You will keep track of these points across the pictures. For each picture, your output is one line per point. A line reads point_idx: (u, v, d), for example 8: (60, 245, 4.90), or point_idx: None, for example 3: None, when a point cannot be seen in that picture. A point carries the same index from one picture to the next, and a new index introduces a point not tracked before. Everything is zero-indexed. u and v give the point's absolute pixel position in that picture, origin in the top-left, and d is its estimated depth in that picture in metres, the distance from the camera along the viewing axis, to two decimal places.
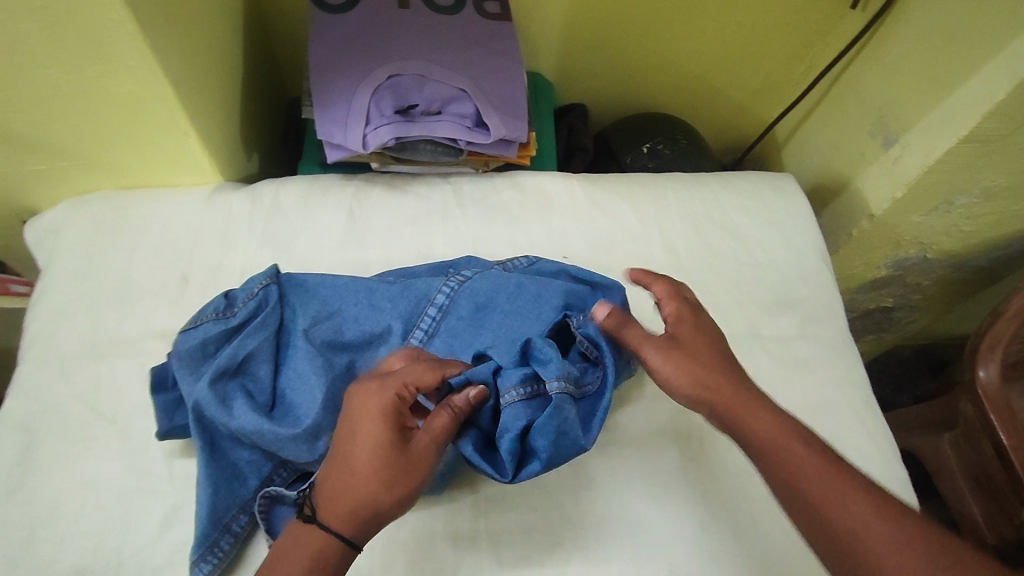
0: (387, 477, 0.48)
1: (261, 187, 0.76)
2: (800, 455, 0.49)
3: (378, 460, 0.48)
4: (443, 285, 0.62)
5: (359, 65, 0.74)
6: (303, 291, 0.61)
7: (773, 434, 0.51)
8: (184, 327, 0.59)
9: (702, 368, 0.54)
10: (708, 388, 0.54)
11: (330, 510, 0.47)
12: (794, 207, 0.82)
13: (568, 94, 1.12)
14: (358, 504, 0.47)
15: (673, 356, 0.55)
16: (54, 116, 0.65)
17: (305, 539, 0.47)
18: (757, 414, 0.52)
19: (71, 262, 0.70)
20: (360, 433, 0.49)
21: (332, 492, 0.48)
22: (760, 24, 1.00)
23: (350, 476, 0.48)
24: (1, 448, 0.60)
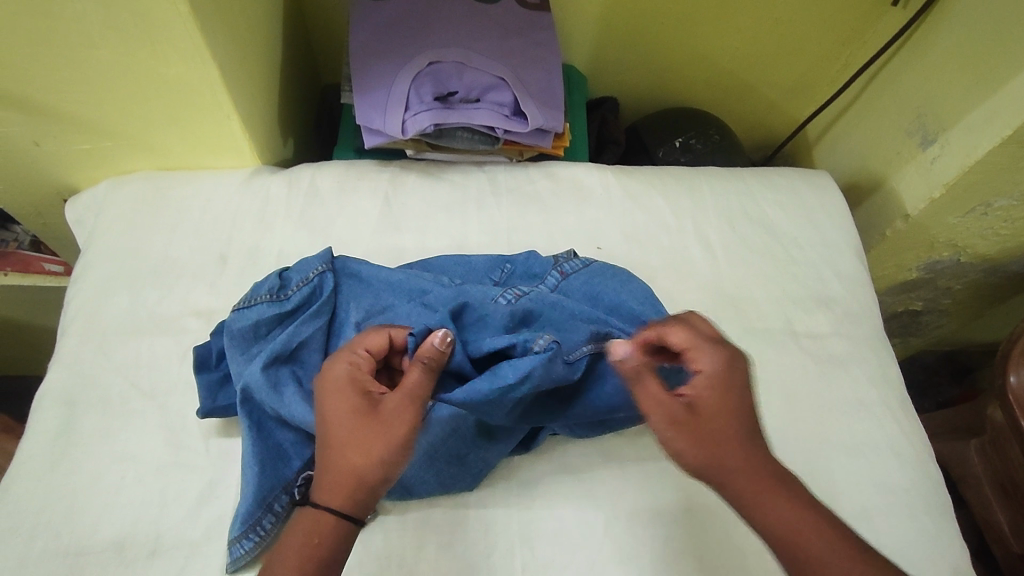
0: (356, 447, 0.46)
1: (299, 170, 0.76)
2: (822, 552, 0.43)
3: (347, 431, 0.47)
4: (501, 296, 0.60)
5: (399, 52, 0.75)
6: (358, 282, 0.62)
7: (797, 529, 0.44)
8: (237, 305, 0.59)
9: (721, 444, 0.46)
10: (716, 464, 0.46)
11: (321, 489, 0.46)
12: (829, 204, 0.81)
13: (599, 87, 1.12)
14: (345, 476, 0.46)
15: (688, 426, 0.46)
16: (101, 96, 0.65)
17: (303, 522, 0.46)
18: (775, 502, 0.45)
19: (112, 239, 0.71)
20: (330, 405, 0.48)
21: (326, 470, 0.47)
22: (799, 22, 0.99)
23: (334, 451, 0.47)
24: (42, 418, 0.60)
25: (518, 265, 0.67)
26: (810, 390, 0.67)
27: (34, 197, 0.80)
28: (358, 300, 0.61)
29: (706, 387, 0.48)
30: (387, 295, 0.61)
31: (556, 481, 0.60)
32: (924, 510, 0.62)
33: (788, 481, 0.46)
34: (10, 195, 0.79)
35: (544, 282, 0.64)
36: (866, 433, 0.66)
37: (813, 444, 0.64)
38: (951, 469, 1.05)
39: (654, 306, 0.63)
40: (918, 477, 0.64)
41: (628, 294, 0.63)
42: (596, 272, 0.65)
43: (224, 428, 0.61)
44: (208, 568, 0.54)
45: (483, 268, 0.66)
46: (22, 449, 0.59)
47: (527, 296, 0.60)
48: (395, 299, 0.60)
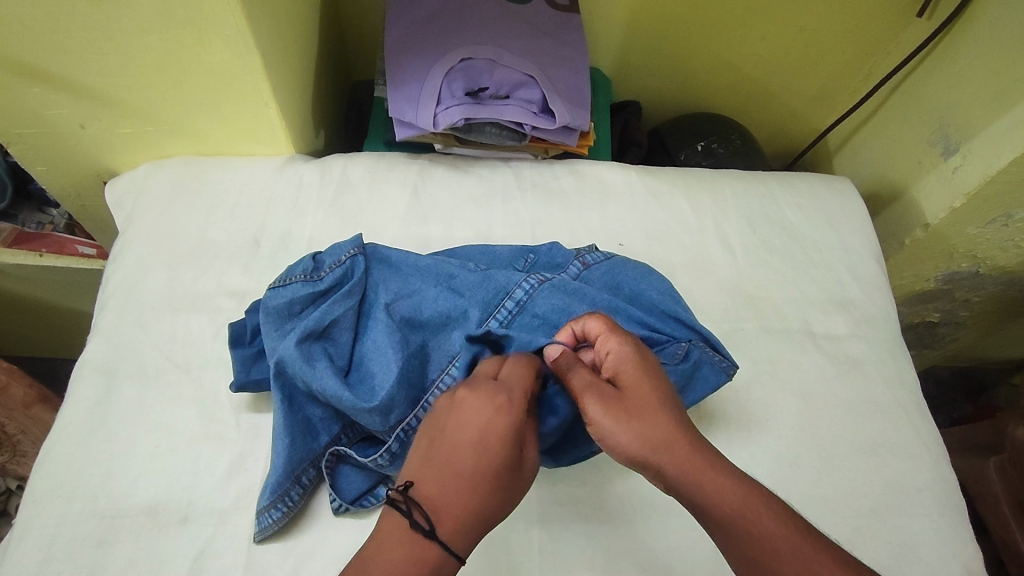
0: (498, 496, 0.46)
1: (331, 160, 0.79)
2: (761, 519, 0.45)
3: (496, 476, 0.47)
4: (523, 281, 0.62)
5: (432, 48, 0.77)
6: (387, 267, 0.64)
7: (730, 498, 0.46)
8: (274, 284, 0.62)
9: (649, 419, 0.49)
10: (652, 442, 0.48)
11: (450, 528, 0.45)
12: (850, 209, 0.82)
13: (623, 91, 1.14)
14: (479, 519, 0.46)
15: (611, 405, 0.50)
16: (149, 82, 0.68)
17: (417, 552, 0.43)
18: (709, 475, 0.47)
19: (150, 220, 0.74)
20: (487, 438, 0.47)
21: (459, 507, 0.45)
22: (823, 32, 1.00)
23: (476, 491, 0.46)
24: (82, 388, 0.63)
25: (541, 256, 0.68)
26: (827, 389, 0.68)
27: (76, 180, 0.83)
28: (387, 283, 0.63)
29: (623, 365, 0.52)
30: (415, 280, 0.63)
31: (573, 467, 0.61)
32: (938, 512, 0.63)
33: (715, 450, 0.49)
34: (54, 177, 0.82)
35: (566, 271, 0.66)
36: (881, 434, 0.66)
37: (829, 442, 0.65)
38: (965, 483, 1.04)
39: (673, 297, 0.64)
40: (934, 479, 0.65)
41: (648, 286, 0.64)
42: (618, 265, 0.66)
43: (254, 404, 0.63)
44: (236, 536, 0.56)
45: (507, 258, 0.68)
46: (62, 417, 0.62)
47: (550, 281, 0.62)
48: (423, 284, 0.63)
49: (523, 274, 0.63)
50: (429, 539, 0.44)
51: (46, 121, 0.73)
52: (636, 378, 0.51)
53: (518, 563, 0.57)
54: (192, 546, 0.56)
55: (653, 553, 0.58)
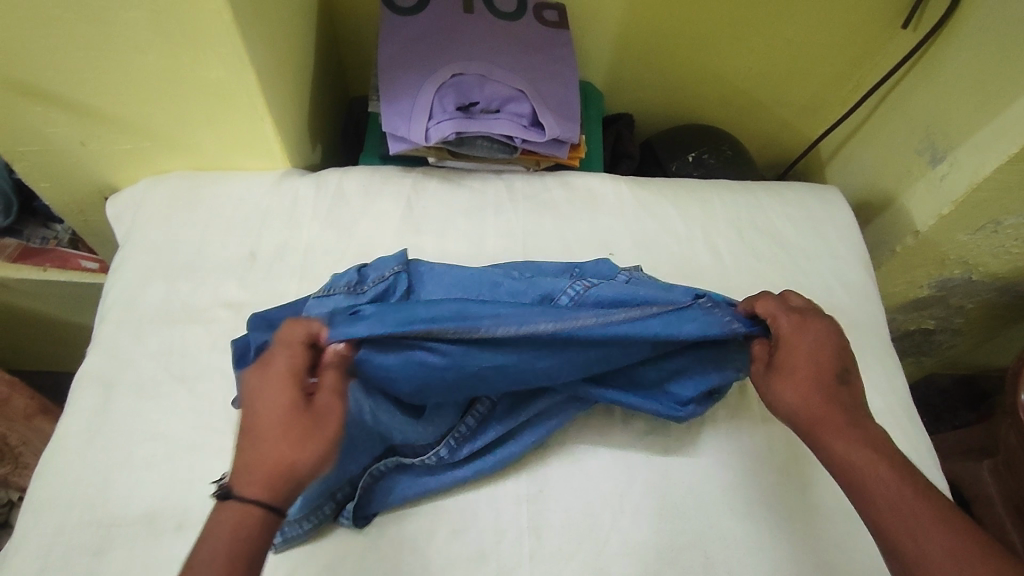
0: (284, 439, 0.48)
1: (327, 174, 0.81)
2: (886, 485, 0.49)
3: (272, 427, 0.49)
4: (568, 288, 0.63)
5: (424, 65, 0.79)
6: (427, 281, 0.65)
7: (863, 462, 0.50)
8: (317, 295, 0.63)
9: (807, 389, 0.54)
10: (809, 406, 0.54)
11: (240, 481, 0.47)
12: (838, 217, 0.83)
13: (615, 104, 1.15)
14: (273, 465, 0.48)
15: (782, 372, 0.56)
16: (147, 100, 0.70)
17: (222, 512, 0.47)
18: (838, 439, 0.52)
19: (150, 234, 0.75)
20: (261, 397, 0.50)
21: (252, 463, 0.48)
22: (811, 44, 1.02)
23: (260, 444, 0.49)
24: (82, 398, 0.64)
25: (588, 269, 0.69)
26: None
27: (78, 197, 0.85)
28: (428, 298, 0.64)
29: (812, 342, 0.57)
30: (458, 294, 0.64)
31: (563, 473, 0.62)
32: None
33: (870, 427, 0.52)
34: (57, 193, 0.84)
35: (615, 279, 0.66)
36: None
37: None
38: (964, 490, 1.03)
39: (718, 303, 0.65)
40: None
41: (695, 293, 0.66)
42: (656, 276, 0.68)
43: None
44: None
45: (552, 272, 0.69)
46: (62, 427, 0.63)
47: (595, 287, 0.63)
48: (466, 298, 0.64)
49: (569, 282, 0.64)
50: (231, 501, 0.47)
51: (48, 139, 0.75)
52: (798, 350, 0.57)
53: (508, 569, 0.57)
54: (186, 553, 0.56)
55: (641, 557, 0.58)
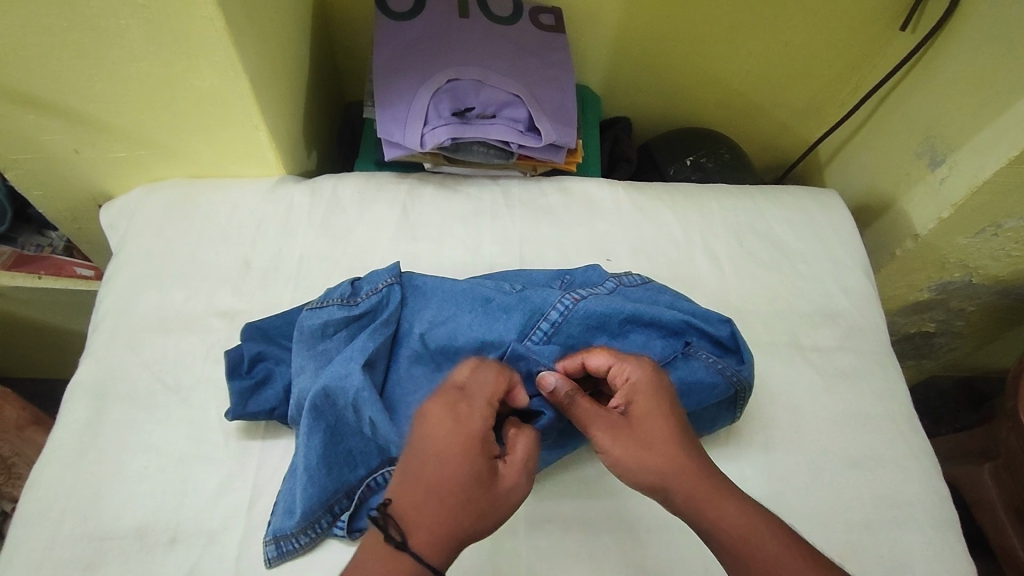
0: (464, 504, 0.47)
1: (321, 181, 0.80)
2: (769, 552, 0.47)
3: (459, 487, 0.47)
4: (559, 301, 0.62)
5: (420, 70, 0.79)
6: (420, 294, 0.65)
7: (740, 528, 0.48)
8: (309, 306, 0.63)
9: (660, 451, 0.51)
10: (662, 470, 0.50)
11: (420, 538, 0.46)
12: (837, 221, 0.83)
13: (613, 108, 1.15)
14: (449, 529, 0.46)
15: (622, 436, 0.52)
16: (141, 108, 0.70)
17: (391, 566, 0.45)
18: (723, 503, 0.49)
19: (143, 242, 0.75)
20: (449, 448, 0.48)
21: (429, 526, 0.46)
22: (810, 47, 1.02)
23: (443, 502, 0.46)
24: (75, 410, 0.63)
25: (577, 276, 0.69)
26: (816, 402, 0.68)
27: (71, 204, 0.84)
28: (421, 311, 0.64)
29: (657, 399, 0.54)
30: (450, 306, 0.64)
31: (560, 483, 0.61)
32: (930, 525, 0.62)
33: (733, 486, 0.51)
34: (50, 201, 0.83)
35: (602, 285, 0.66)
36: (871, 446, 0.66)
37: (818, 456, 0.65)
38: (965, 494, 1.03)
39: (708, 315, 0.65)
40: (924, 492, 0.64)
41: (683, 304, 0.66)
42: (647, 285, 0.67)
43: (245, 431, 0.63)
44: (224, 557, 0.56)
45: (542, 280, 0.69)
46: (52, 440, 0.62)
47: (586, 300, 0.62)
48: (456, 310, 0.63)
49: (559, 293, 0.64)
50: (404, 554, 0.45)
51: (40, 148, 0.74)
52: (647, 407, 0.53)
53: None
54: (179, 567, 0.56)
55: (640, 569, 0.58)
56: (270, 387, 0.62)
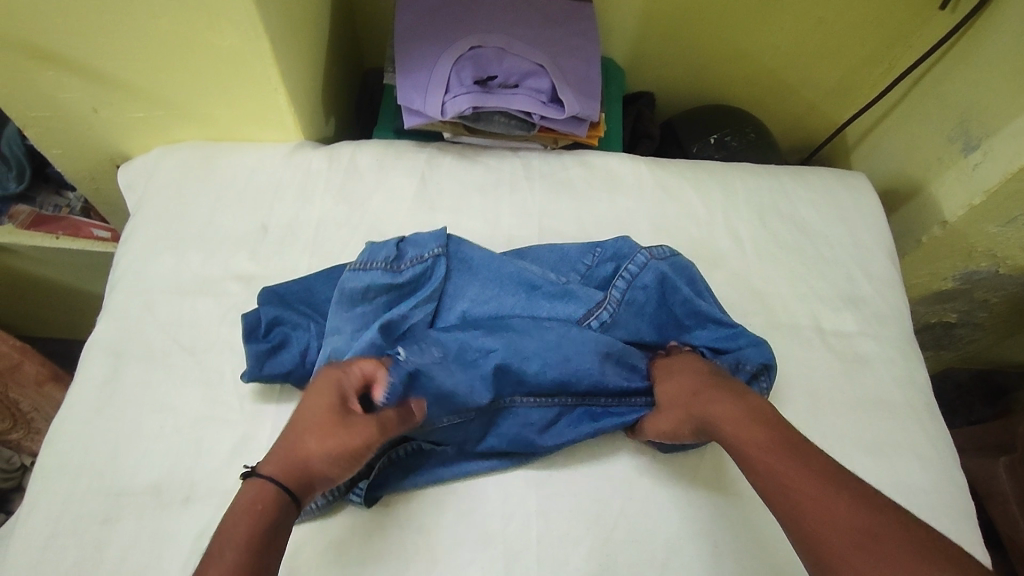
0: (293, 441, 0.52)
1: (340, 147, 0.79)
2: (776, 464, 0.50)
3: (296, 428, 0.53)
4: (606, 301, 0.64)
5: (442, 36, 0.77)
6: (465, 267, 0.65)
7: (747, 441, 0.52)
8: (352, 265, 0.62)
9: (696, 395, 0.58)
10: (690, 412, 0.57)
11: (270, 465, 0.51)
12: (864, 204, 0.81)
13: (636, 83, 1.12)
14: (292, 462, 0.51)
15: (675, 385, 0.60)
16: (158, 67, 0.69)
17: (249, 491, 0.49)
18: (729, 422, 0.55)
19: (161, 204, 0.74)
20: (308, 405, 0.54)
21: (284, 455, 0.51)
22: (845, 23, 0.98)
23: (289, 438, 0.52)
24: (92, 368, 0.64)
25: (607, 249, 0.68)
26: (834, 387, 0.67)
27: (89, 164, 0.84)
28: (464, 288, 0.64)
29: (707, 365, 0.60)
30: (494, 286, 0.64)
31: (572, 458, 0.61)
32: (944, 514, 0.62)
33: (763, 406, 0.55)
34: (68, 160, 0.83)
35: (633, 260, 0.65)
36: (889, 433, 0.65)
37: (834, 441, 0.64)
38: (978, 486, 1.02)
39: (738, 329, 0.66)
40: (940, 481, 0.64)
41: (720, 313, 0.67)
42: (683, 268, 0.66)
43: (260, 394, 0.63)
44: None
45: (574, 256, 0.68)
46: (70, 397, 0.62)
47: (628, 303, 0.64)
48: (501, 291, 0.64)
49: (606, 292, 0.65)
50: (254, 482, 0.50)
51: (59, 105, 0.74)
52: (702, 370, 0.60)
53: (514, 553, 0.56)
54: (193, 525, 0.56)
55: (650, 546, 0.57)
56: (286, 351, 0.62)
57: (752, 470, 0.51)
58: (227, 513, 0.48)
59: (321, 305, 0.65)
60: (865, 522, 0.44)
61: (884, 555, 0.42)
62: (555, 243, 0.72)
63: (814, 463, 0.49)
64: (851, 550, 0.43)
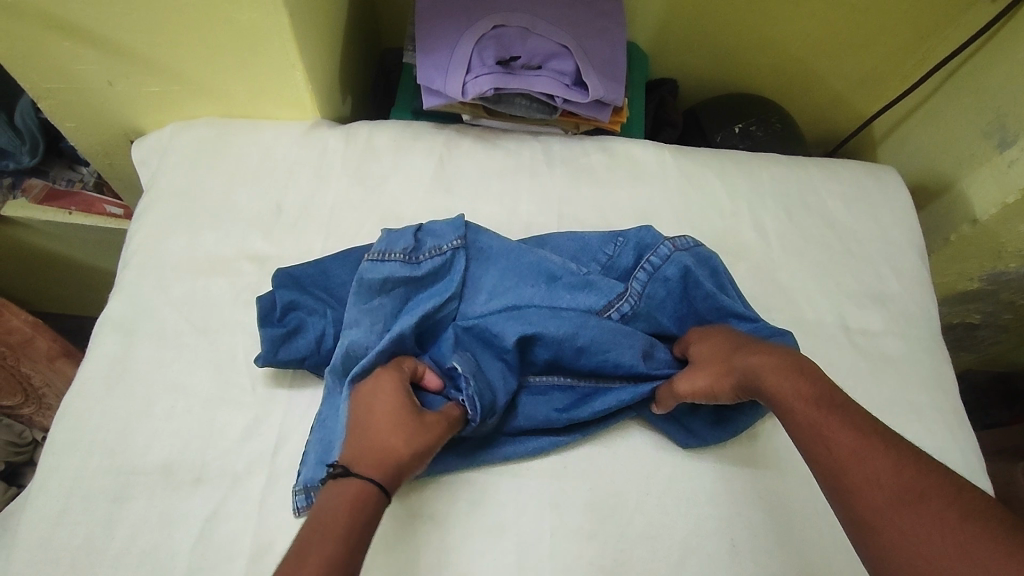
0: (381, 436, 0.51)
1: (357, 127, 0.77)
2: (821, 419, 0.49)
3: (378, 425, 0.52)
4: (628, 293, 0.62)
5: (465, 14, 0.75)
6: (485, 258, 0.64)
7: (788, 393, 0.52)
8: (370, 255, 0.61)
9: (736, 354, 0.57)
10: (728, 369, 0.57)
11: (362, 463, 0.50)
12: (894, 198, 0.78)
13: (658, 69, 1.10)
14: (385, 456, 0.50)
15: (714, 346, 0.59)
16: (174, 39, 0.67)
17: (341, 490, 0.48)
18: (771, 374, 0.54)
19: (175, 180, 0.73)
20: (374, 402, 0.54)
21: (371, 451, 0.50)
22: (878, 12, 0.95)
23: (372, 436, 0.51)
24: (104, 345, 0.63)
25: (630, 238, 0.66)
26: (859, 385, 0.65)
27: (103, 138, 0.83)
28: (483, 278, 0.63)
29: (744, 333, 0.60)
30: (514, 276, 0.63)
31: (589, 452, 0.60)
32: None
33: (806, 361, 0.54)
34: (81, 134, 0.82)
35: (656, 251, 0.64)
36: (914, 434, 0.63)
37: None
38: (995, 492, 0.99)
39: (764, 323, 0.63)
40: None
41: (745, 307, 0.65)
42: (706, 259, 0.64)
43: (273, 377, 0.62)
44: (248, 499, 0.56)
45: (596, 246, 0.66)
46: (81, 373, 0.62)
47: (650, 295, 0.63)
48: (521, 283, 0.63)
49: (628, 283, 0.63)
50: (348, 480, 0.48)
51: (73, 77, 0.72)
52: (741, 335, 0.60)
53: (528, 545, 0.55)
54: (203, 507, 0.56)
55: (667, 542, 0.56)
56: (301, 337, 0.61)
57: (793, 424, 0.50)
58: (319, 509, 0.46)
59: (337, 290, 0.63)
60: (909, 481, 0.42)
61: (929, 515, 0.40)
62: (576, 231, 0.70)
63: (859, 421, 0.48)
64: (893, 508, 0.42)
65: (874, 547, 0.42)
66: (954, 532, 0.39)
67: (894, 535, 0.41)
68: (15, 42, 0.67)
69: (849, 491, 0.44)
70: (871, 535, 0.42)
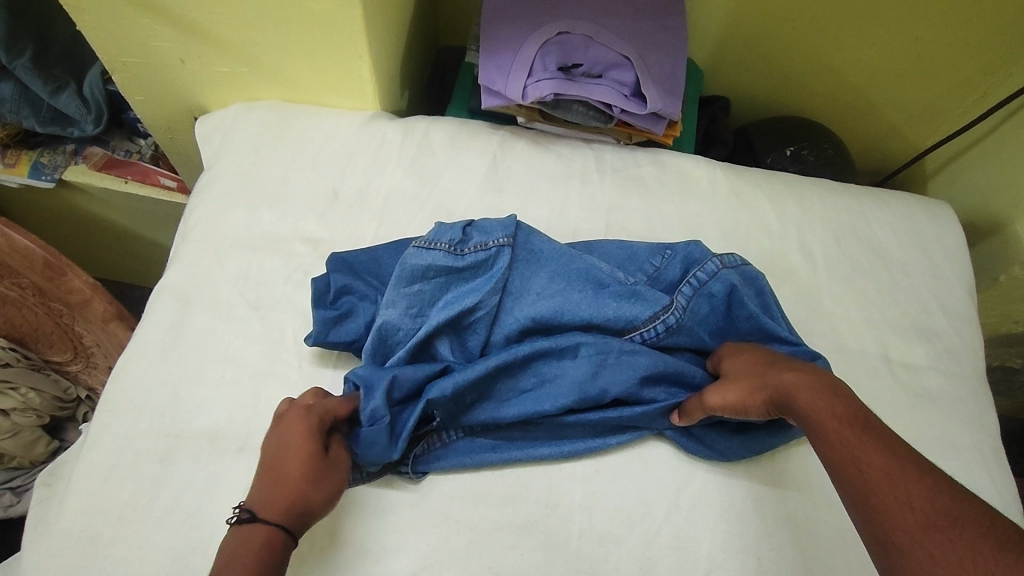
0: (302, 482, 0.51)
1: (415, 121, 0.79)
2: (853, 439, 0.48)
3: (302, 474, 0.51)
4: (674, 306, 0.62)
5: (531, 18, 0.76)
6: (533, 259, 0.64)
7: (820, 411, 0.50)
8: (416, 243, 0.62)
9: (768, 371, 0.56)
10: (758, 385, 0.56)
11: (269, 510, 0.49)
12: (946, 234, 0.78)
13: (711, 86, 1.10)
14: (297, 503, 0.50)
15: (745, 362, 0.59)
16: (250, 25, 0.70)
17: (248, 537, 0.48)
18: (801, 391, 0.52)
19: (237, 158, 0.75)
20: (287, 455, 0.52)
21: (280, 498, 0.50)
22: (945, 41, 0.93)
23: (287, 486, 0.51)
24: (161, 311, 0.65)
25: (678, 252, 0.67)
26: (898, 418, 0.65)
27: (169, 113, 0.86)
28: (530, 279, 0.64)
29: (775, 353, 0.59)
30: (561, 279, 0.64)
31: (621, 458, 0.60)
32: None
33: (842, 385, 0.53)
34: (149, 107, 0.85)
35: (704, 266, 0.64)
36: (952, 472, 0.63)
37: None
38: None
39: (802, 344, 0.64)
40: None
41: (787, 329, 0.65)
42: (752, 278, 0.64)
43: (318, 357, 0.64)
44: None
45: (643, 256, 0.67)
46: (137, 336, 0.64)
47: (694, 309, 0.63)
48: (568, 287, 0.63)
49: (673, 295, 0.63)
50: (253, 526, 0.48)
51: (149, 52, 0.75)
52: (772, 355, 0.59)
53: (556, 544, 0.56)
54: (244, 475, 0.57)
55: (693, 555, 0.56)
56: (352, 320, 0.63)
57: (822, 442, 0.49)
58: (230, 560, 0.46)
59: (388, 279, 0.65)
60: (942, 508, 0.42)
61: (960, 543, 0.40)
62: (624, 240, 0.71)
63: (893, 444, 0.47)
64: (924, 532, 0.41)
65: (900, 569, 0.41)
66: (985, 562, 0.38)
67: (923, 559, 0.40)
68: (99, 16, 0.70)
69: (876, 511, 0.44)
70: (899, 557, 0.41)
